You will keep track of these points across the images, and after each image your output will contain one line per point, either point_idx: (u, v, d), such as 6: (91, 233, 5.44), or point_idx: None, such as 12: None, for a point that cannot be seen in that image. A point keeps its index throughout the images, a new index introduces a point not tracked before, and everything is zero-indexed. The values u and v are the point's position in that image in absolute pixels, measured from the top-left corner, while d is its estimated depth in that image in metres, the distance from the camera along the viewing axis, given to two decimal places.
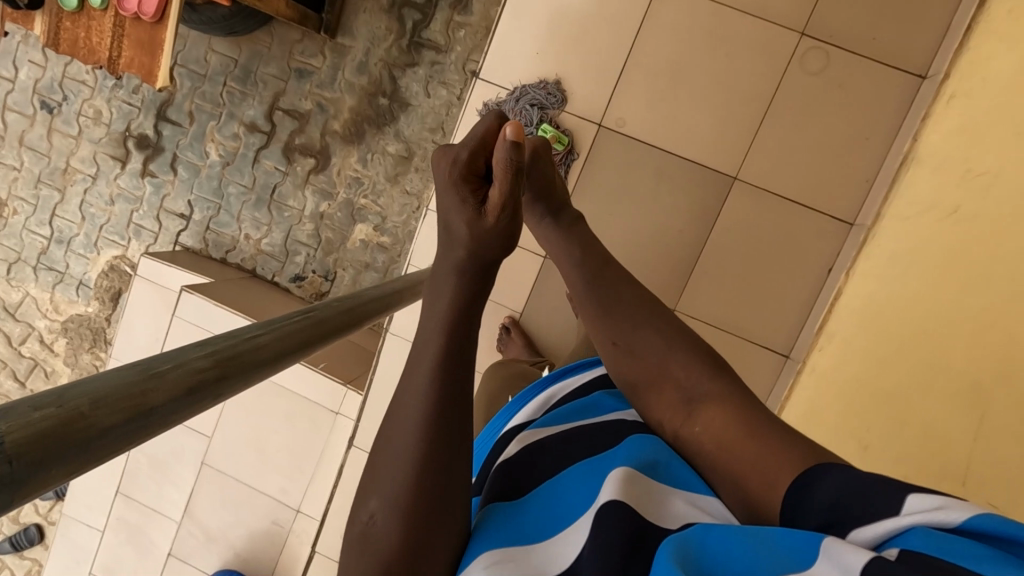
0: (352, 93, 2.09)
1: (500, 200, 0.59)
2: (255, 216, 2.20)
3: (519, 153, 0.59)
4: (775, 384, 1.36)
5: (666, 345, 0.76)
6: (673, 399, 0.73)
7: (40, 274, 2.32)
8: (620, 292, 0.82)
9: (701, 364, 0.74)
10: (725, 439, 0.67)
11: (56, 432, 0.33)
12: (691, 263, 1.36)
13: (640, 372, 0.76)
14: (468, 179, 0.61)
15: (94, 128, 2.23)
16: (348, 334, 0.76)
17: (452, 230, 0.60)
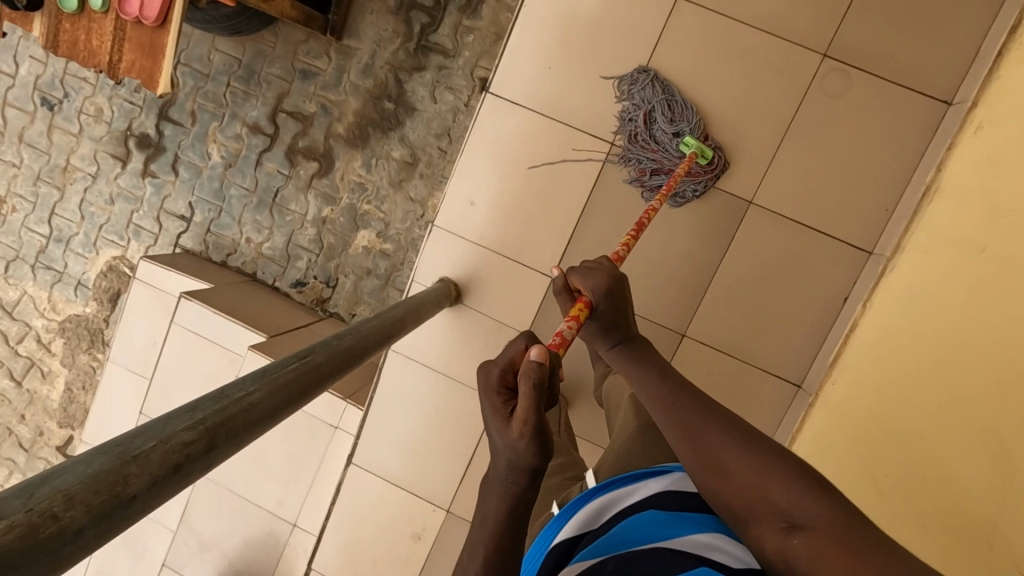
0: (357, 95, 2.05)
1: (523, 420, 0.67)
2: (257, 220, 2.16)
3: (539, 374, 0.68)
4: (786, 413, 1.33)
5: (760, 462, 0.72)
6: (773, 521, 0.68)
7: (38, 272, 2.29)
8: (699, 405, 0.82)
9: (799, 482, 0.68)
10: (832, 569, 0.60)
11: (18, 544, 0.30)
12: (703, 287, 1.32)
13: (736, 494, 0.72)
14: (501, 394, 0.73)
15: (94, 126, 2.19)
16: (345, 373, 0.73)
17: (493, 446, 0.70)
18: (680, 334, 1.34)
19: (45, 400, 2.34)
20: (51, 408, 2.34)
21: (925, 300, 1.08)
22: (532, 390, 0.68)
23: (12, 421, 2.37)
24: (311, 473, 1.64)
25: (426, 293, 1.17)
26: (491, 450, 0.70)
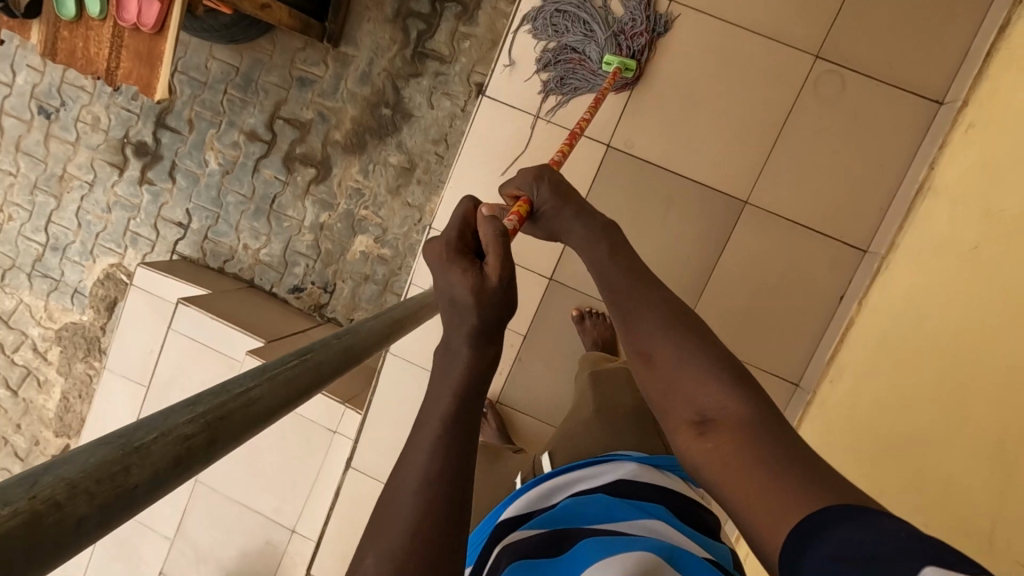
0: (354, 102, 2.06)
1: (497, 262, 0.68)
2: (254, 226, 2.16)
3: (507, 234, 0.71)
4: (784, 412, 1.33)
5: (678, 362, 0.67)
6: (681, 414, 0.65)
7: (34, 281, 2.28)
8: (639, 291, 0.77)
9: (717, 380, 0.64)
10: (728, 470, 0.58)
11: (23, 530, 0.30)
12: (699, 288, 1.33)
13: (654, 388, 0.69)
14: (461, 252, 0.70)
15: (91, 135, 2.19)
16: (346, 373, 0.73)
17: (455, 296, 0.66)
18: None
19: (41, 410, 2.33)
20: (46, 417, 2.33)
21: (921, 300, 1.09)
22: (498, 240, 0.70)
23: (8, 432, 2.35)
24: (310, 479, 1.64)
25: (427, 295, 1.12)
26: (452, 302, 0.66)
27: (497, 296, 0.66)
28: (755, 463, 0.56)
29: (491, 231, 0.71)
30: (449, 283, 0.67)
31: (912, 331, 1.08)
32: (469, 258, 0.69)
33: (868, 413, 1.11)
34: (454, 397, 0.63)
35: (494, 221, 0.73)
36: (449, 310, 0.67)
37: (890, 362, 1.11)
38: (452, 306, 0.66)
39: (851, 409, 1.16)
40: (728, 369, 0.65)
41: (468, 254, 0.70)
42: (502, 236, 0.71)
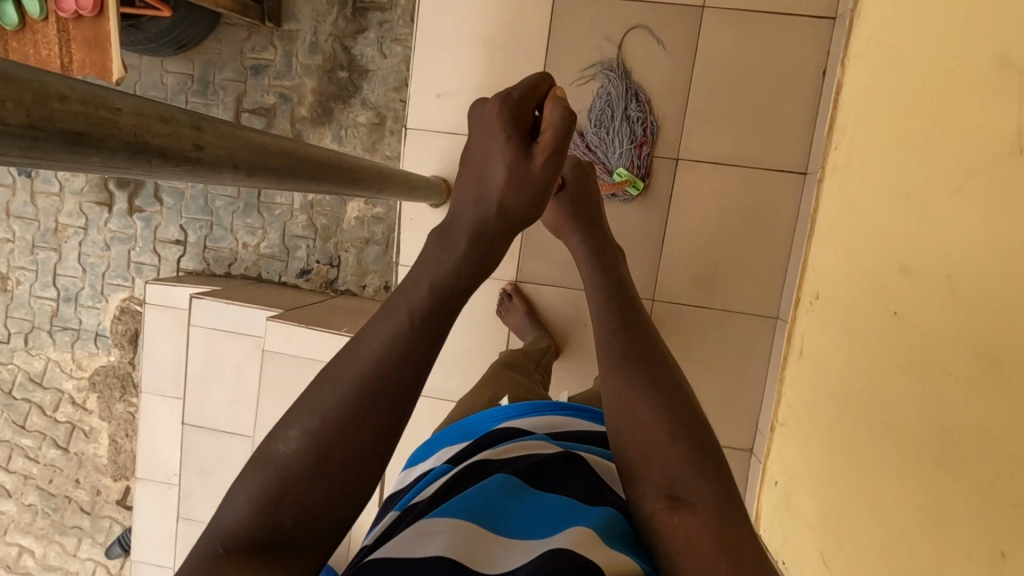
0: (310, 75, 2.08)
1: (550, 143, 0.78)
2: (248, 223, 2.19)
3: (572, 126, 0.80)
4: (800, 201, 1.35)
5: (663, 422, 0.79)
6: (660, 486, 0.76)
7: (56, 336, 2.32)
8: (640, 355, 0.87)
9: (690, 452, 0.78)
10: (695, 554, 0.70)
11: (90, 92, 0.38)
12: (682, 106, 1.38)
13: (635, 424, 0.80)
14: (521, 129, 0.80)
15: (73, 180, 2.24)
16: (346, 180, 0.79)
17: (491, 176, 0.77)
18: (674, 160, 1.39)
19: (94, 459, 2.36)
20: (101, 464, 2.36)
21: (892, 25, 1.09)
22: (561, 124, 0.80)
23: (69, 490, 2.38)
24: None
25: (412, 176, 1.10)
26: (488, 177, 0.77)
27: (542, 177, 0.78)
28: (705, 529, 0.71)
29: (559, 112, 0.80)
30: (500, 151, 0.78)
31: (891, 56, 1.08)
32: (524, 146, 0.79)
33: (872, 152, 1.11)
34: (418, 319, 0.69)
35: (566, 108, 0.82)
36: (477, 171, 0.79)
37: (878, 96, 1.11)
38: (483, 195, 0.77)
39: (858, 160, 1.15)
40: (695, 441, 0.79)
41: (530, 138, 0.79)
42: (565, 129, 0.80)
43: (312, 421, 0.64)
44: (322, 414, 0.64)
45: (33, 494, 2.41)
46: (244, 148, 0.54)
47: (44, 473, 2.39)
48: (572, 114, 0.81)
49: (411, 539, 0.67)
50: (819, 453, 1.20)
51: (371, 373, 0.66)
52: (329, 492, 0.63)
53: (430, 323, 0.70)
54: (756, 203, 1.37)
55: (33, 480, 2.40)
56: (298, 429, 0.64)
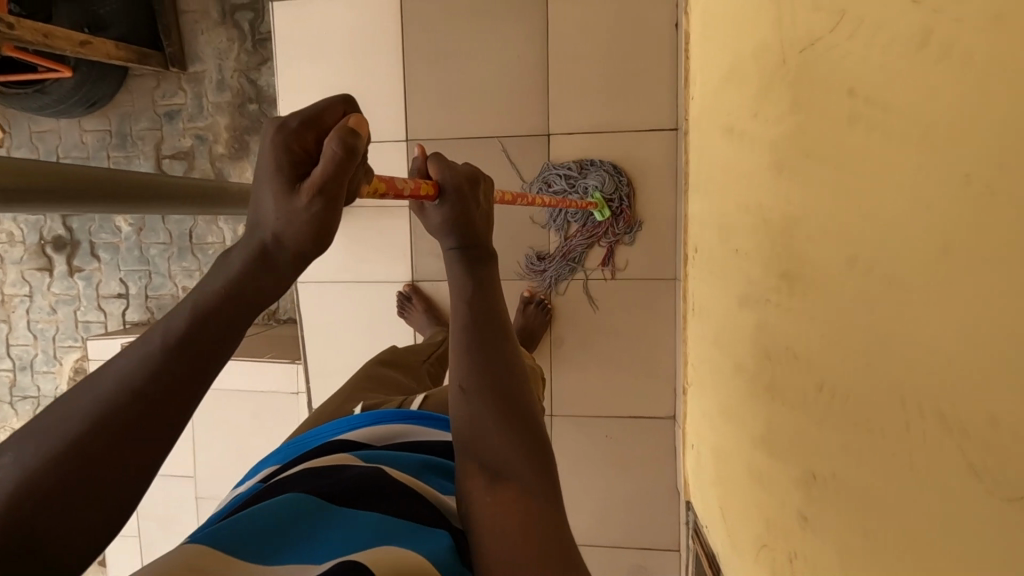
0: (221, 112, 2.11)
1: (319, 181, 0.53)
2: (184, 266, 2.20)
3: (353, 153, 0.54)
4: (676, 155, 1.33)
5: (503, 428, 0.70)
6: (505, 549, 0.61)
7: (18, 406, 2.34)
8: (503, 402, 0.72)
9: (530, 458, 0.68)
10: None
11: None
12: (544, 81, 1.38)
13: (475, 431, 0.70)
14: (292, 155, 0.55)
15: (12, 250, 2.27)
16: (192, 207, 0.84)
17: (261, 208, 0.55)
18: (546, 135, 1.39)
19: None
20: None
21: None
22: (336, 162, 0.53)
23: None
24: None
25: None
26: (259, 211, 0.55)
27: (313, 223, 0.55)
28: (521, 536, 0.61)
29: (333, 146, 0.53)
30: (263, 172, 0.55)
31: None
32: (301, 176, 0.55)
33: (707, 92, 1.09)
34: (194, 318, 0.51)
35: (352, 136, 0.54)
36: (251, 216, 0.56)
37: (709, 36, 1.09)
38: (256, 231, 0.56)
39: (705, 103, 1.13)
40: (536, 447, 0.69)
41: (302, 167, 0.55)
42: (344, 167, 0.54)
43: (37, 449, 0.43)
44: (70, 427, 0.44)
45: None
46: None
47: None
48: (354, 147, 0.54)
49: (177, 568, 0.48)
50: (699, 405, 1.15)
51: (124, 387, 0.47)
52: (80, 536, 0.43)
53: (207, 337, 0.51)
54: (635, 164, 1.35)
55: None
56: (9, 458, 0.43)
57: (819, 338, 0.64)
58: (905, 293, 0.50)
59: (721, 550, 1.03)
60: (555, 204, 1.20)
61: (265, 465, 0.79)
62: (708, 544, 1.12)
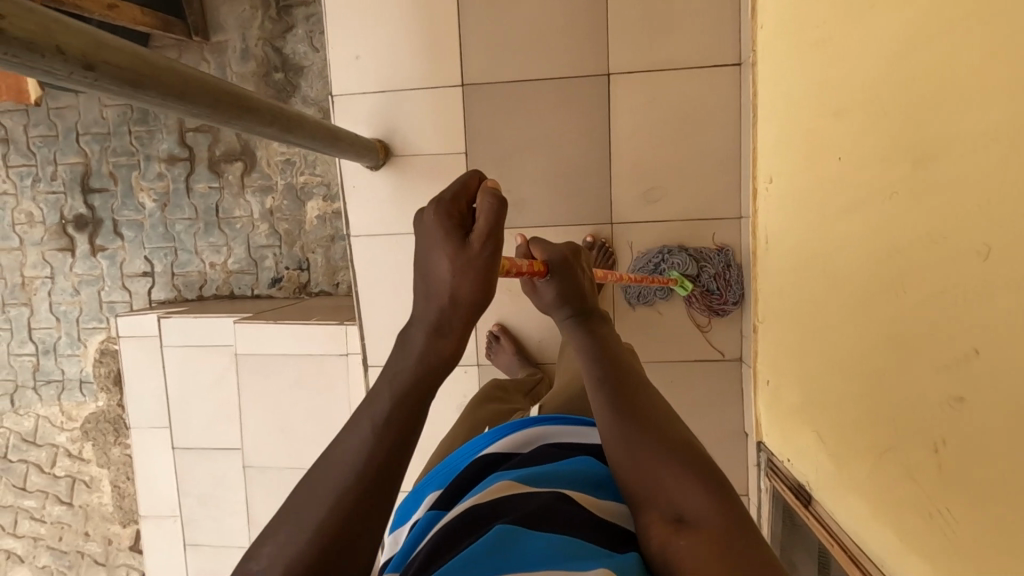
0: (247, 82, 2.06)
1: (485, 229, 0.54)
2: (211, 242, 2.16)
3: (504, 205, 0.54)
4: (742, 94, 1.22)
5: (657, 447, 0.57)
6: (660, 518, 0.53)
7: (42, 391, 2.29)
8: (624, 384, 0.64)
9: (703, 475, 0.54)
10: None
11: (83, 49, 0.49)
12: (601, 15, 1.24)
13: (626, 461, 0.58)
14: (451, 218, 0.55)
15: (32, 231, 2.22)
16: (276, 129, 0.84)
17: (430, 272, 0.55)
18: (606, 76, 1.26)
19: (100, 509, 2.32)
20: (108, 513, 2.32)
21: None
22: (494, 213, 0.54)
23: (81, 543, 2.34)
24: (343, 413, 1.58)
25: (354, 138, 1.16)
26: (428, 280, 0.55)
27: (482, 272, 0.54)
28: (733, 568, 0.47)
29: (490, 200, 0.54)
30: (433, 258, 0.55)
31: None
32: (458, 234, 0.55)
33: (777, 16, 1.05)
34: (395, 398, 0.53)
35: (500, 193, 0.56)
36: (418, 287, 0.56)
37: None
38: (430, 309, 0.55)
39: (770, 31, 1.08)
40: (704, 463, 0.56)
41: (457, 228, 0.55)
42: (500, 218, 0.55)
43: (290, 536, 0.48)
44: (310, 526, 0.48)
45: (45, 556, 2.36)
46: (183, 78, 0.62)
47: (53, 532, 2.35)
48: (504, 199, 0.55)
49: None
50: (779, 336, 1.11)
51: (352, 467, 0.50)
52: None
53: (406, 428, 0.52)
54: (693, 105, 1.24)
55: (43, 541, 2.35)
56: (270, 547, 0.48)
57: (948, 206, 0.62)
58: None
59: (812, 478, 1.00)
60: (636, 283, 1.15)
61: (406, 506, 0.72)
62: (793, 475, 1.09)
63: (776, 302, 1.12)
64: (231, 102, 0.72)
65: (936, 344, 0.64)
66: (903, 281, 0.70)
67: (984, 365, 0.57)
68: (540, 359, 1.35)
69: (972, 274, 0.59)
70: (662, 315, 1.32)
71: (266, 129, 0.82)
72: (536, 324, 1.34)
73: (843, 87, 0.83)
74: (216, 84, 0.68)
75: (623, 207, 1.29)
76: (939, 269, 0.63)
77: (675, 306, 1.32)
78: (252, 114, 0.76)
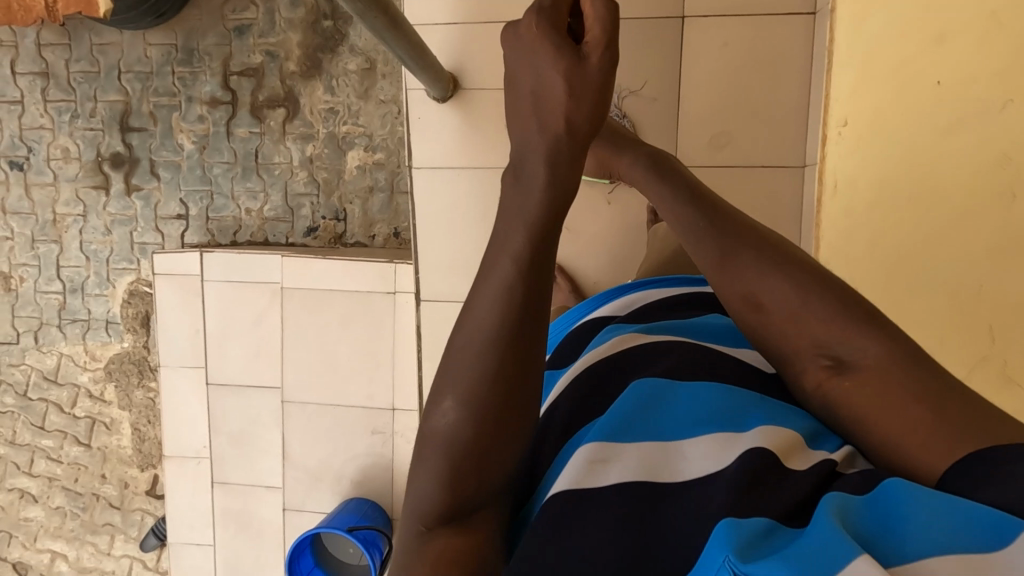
0: (294, 28, 2.06)
1: (602, 37, 0.44)
2: (248, 187, 2.15)
3: (617, 2, 0.45)
4: (814, 44, 1.24)
5: (803, 306, 0.56)
6: (810, 356, 0.56)
7: (67, 329, 2.28)
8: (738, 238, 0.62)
9: (864, 324, 0.54)
10: (893, 415, 0.50)
11: None
12: None
13: (773, 324, 0.58)
14: (559, 29, 0.44)
15: (67, 167, 2.20)
16: (376, 24, 0.85)
17: (529, 88, 0.45)
18: (680, 19, 1.27)
19: (118, 451, 2.31)
20: (126, 456, 2.31)
21: None
22: (610, 15, 0.44)
23: (97, 485, 2.32)
24: (386, 353, 1.59)
25: (434, 68, 1.16)
26: (542, 102, 0.45)
27: (595, 93, 0.44)
28: (918, 395, 0.50)
29: (599, 1, 0.44)
30: (534, 71, 0.44)
31: None
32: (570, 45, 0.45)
33: None
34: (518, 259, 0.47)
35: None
36: (527, 116, 0.45)
37: None
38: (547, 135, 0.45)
39: None
40: (861, 310, 0.55)
41: (565, 35, 0.44)
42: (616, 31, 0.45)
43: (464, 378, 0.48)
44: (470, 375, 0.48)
45: (60, 496, 2.34)
46: None
47: (69, 473, 2.33)
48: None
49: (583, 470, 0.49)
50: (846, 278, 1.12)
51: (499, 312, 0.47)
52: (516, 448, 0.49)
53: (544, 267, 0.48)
54: (766, 53, 1.26)
55: (58, 481, 2.34)
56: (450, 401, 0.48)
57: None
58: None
59: None
60: None
61: None
62: None
63: (844, 245, 1.14)
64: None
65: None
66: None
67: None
68: None
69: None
70: None
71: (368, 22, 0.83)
72: (594, 265, 1.36)
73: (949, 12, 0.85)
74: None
75: (689, 152, 1.30)
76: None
77: None
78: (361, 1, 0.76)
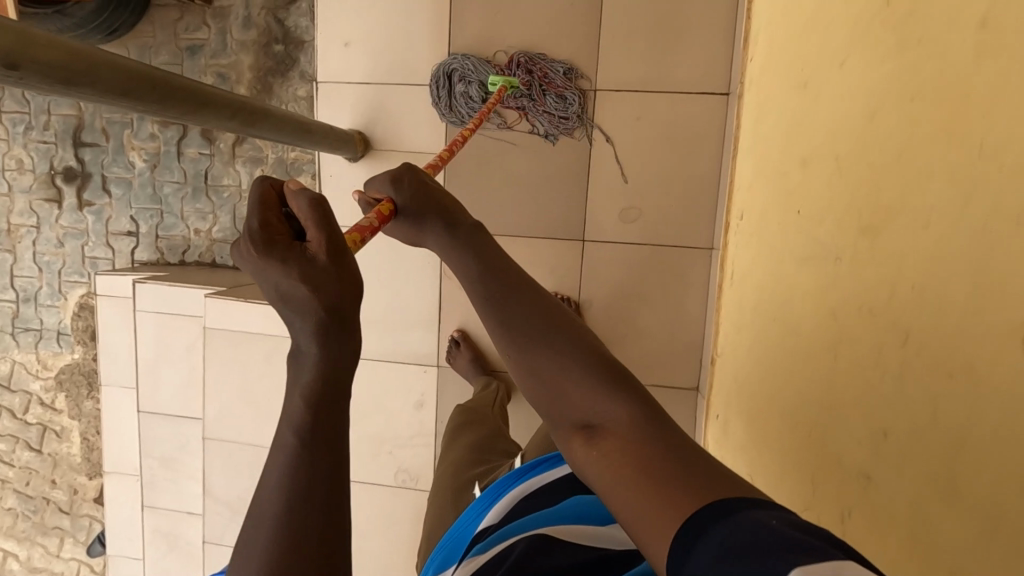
0: (246, 51, 1.87)
1: (321, 237, 0.48)
2: (198, 208, 2.15)
3: (322, 202, 0.50)
4: (725, 125, 1.21)
5: (561, 364, 0.53)
6: (577, 428, 0.52)
7: (19, 337, 2.31)
8: (519, 301, 0.56)
9: (608, 383, 0.52)
10: (629, 489, 0.46)
11: (7, 54, 0.48)
12: (596, 29, 1.22)
13: (542, 388, 0.54)
14: (270, 234, 0.48)
15: (21, 178, 2.21)
16: (234, 126, 0.83)
17: (287, 298, 0.46)
18: (592, 90, 1.24)
19: (68, 458, 2.35)
20: (75, 463, 2.35)
21: None
22: (320, 220, 0.49)
23: (46, 489, 2.37)
24: None
25: (331, 128, 1.16)
26: (271, 285, 0.46)
27: (334, 276, 0.47)
28: (652, 472, 0.46)
29: (304, 202, 0.49)
30: (269, 284, 0.46)
31: None
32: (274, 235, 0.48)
33: (762, 53, 1.03)
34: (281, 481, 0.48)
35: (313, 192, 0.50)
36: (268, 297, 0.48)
37: None
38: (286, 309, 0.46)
39: (756, 67, 1.06)
40: (616, 376, 0.53)
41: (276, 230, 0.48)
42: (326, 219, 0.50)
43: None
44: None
45: (12, 498, 2.39)
46: (123, 75, 0.61)
47: (21, 476, 2.38)
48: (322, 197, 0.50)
49: None
50: (730, 374, 1.12)
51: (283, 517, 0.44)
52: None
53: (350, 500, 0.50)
54: (679, 131, 1.23)
55: (11, 484, 2.39)
56: None
57: (868, 280, 0.64)
58: (990, 218, 0.47)
59: None
60: None
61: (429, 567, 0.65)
62: None
63: (733, 335, 1.12)
64: (183, 97, 0.71)
65: (854, 417, 0.66)
66: (839, 346, 0.69)
67: (890, 447, 0.59)
68: (498, 367, 1.36)
69: (890, 356, 0.60)
70: (625, 336, 1.31)
71: (225, 125, 0.82)
72: None
73: (810, 141, 0.80)
74: (164, 79, 0.67)
75: (596, 223, 1.28)
76: (855, 336, 0.65)
77: (640, 328, 1.30)
78: (206, 113, 0.75)
